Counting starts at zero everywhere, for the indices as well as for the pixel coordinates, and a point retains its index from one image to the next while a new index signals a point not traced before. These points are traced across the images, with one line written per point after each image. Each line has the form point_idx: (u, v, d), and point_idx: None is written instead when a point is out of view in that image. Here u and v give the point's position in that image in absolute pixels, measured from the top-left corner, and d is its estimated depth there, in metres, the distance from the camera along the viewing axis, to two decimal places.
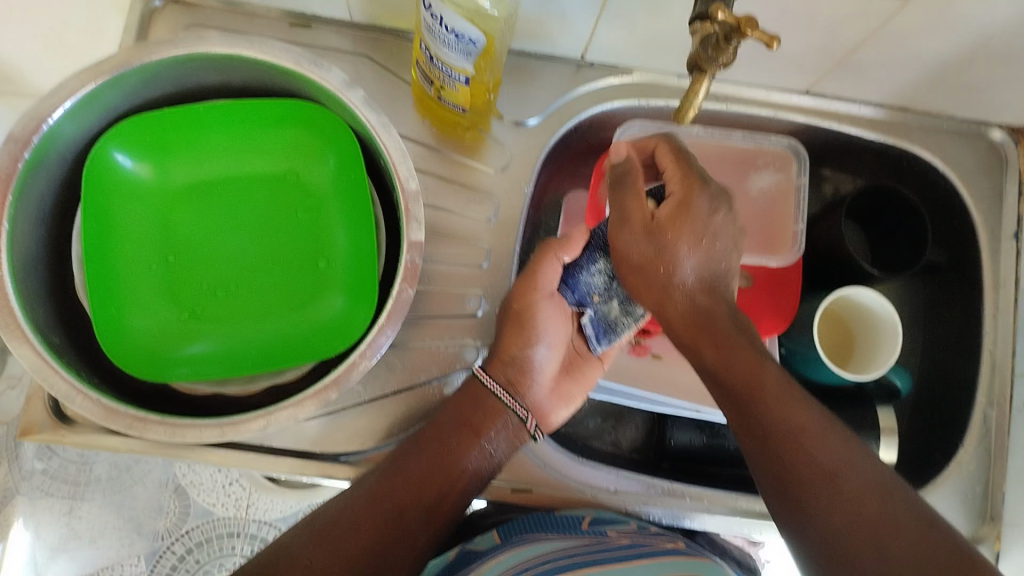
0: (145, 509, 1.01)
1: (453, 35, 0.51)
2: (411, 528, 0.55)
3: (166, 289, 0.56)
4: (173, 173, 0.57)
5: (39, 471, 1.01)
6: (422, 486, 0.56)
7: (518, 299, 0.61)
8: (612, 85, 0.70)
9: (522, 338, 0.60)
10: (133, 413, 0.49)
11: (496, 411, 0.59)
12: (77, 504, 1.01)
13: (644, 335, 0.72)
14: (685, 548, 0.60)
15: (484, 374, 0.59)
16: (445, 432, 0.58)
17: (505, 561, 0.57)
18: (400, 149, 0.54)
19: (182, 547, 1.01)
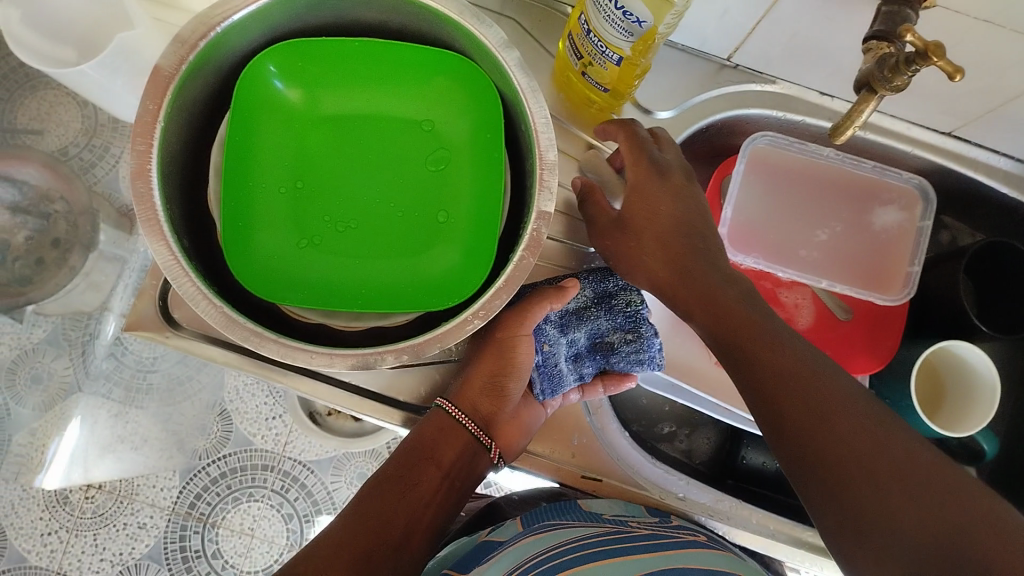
0: (189, 429, 1.07)
1: (621, 11, 0.52)
2: (380, 569, 0.53)
3: (292, 213, 0.56)
4: (318, 101, 0.57)
5: (102, 372, 1.05)
6: (388, 519, 0.55)
7: (502, 329, 0.59)
8: (753, 91, 0.69)
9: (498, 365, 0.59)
10: (250, 326, 0.49)
11: (457, 438, 0.59)
12: (127, 410, 1.06)
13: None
14: (708, 542, 0.60)
15: (455, 409, 0.59)
16: (408, 467, 0.57)
17: (526, 543, 0.57)
18: (547, 120, 0.54)
19: (216, 470, 1.06)
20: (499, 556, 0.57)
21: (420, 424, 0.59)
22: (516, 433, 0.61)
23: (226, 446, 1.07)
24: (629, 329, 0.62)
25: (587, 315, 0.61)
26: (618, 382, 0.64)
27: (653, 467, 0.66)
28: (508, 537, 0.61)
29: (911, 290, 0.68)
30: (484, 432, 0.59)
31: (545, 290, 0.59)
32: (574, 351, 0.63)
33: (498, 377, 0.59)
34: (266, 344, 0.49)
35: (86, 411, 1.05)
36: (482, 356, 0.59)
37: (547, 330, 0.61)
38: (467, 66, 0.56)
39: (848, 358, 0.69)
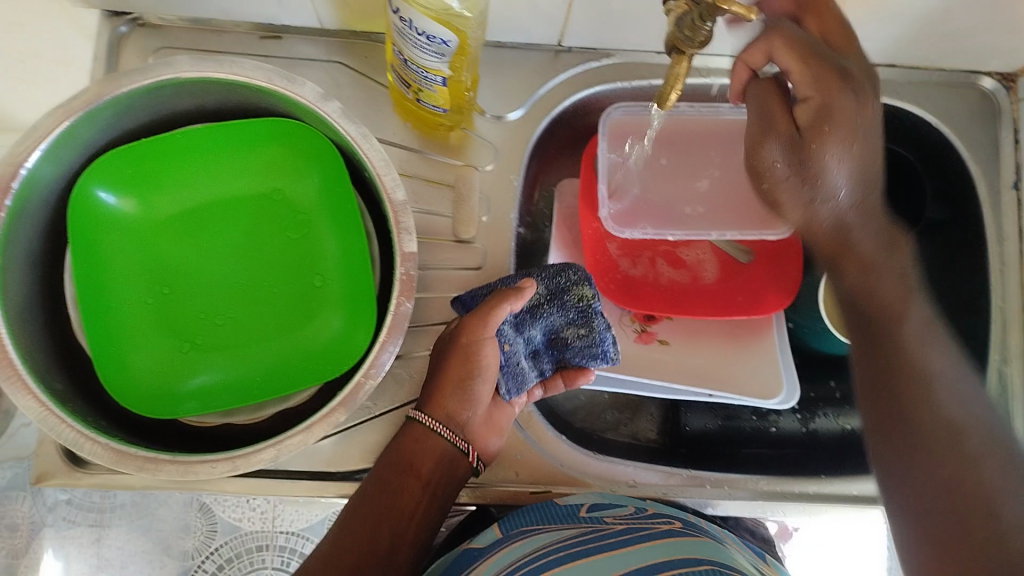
0: (172, 528, 0.84)
1: (424, 37, 0.50)
2: None
3: (164, 322, 0.56)
4: (158, 205, 0.56)
5: (62, 500, 0.82)
6: (372, 539, 0.54)
7: (466, 333, 0.56)
8: (593, 69, 0.68)
9: (466, 371, 0.57)
10: (143, 454, 0.49)
11: (436, 448, 0.57)
12: (104, 532, 0.82)
13: (650, 321, 0.73)
14: (682, 529, 0.57)
15: (427, 417, 0.57)
16: (386, 479, 0.56)
17: (499, 556, 0.56)
18: (386, 161, 0.53)
19: (214, 564, 0.85)
20: (475, 571, 0.57)
21: (396, 439, 0.58)
22: (489, 434, 0.60)
23: (216, 536, 0.85)
24: (582, 325, 0.61)
25: (540, 313, 0.60)
26: (576, 376, 0.63)
27: (601, 460, 0.65)
28: (487, 544, 0.60)
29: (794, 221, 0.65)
30: (461, 438, 0.58)
31: (499, 294, 0.56)
32: (533, 347, 0.62)
33: (469, 380, 0.57)
34: (163, 467, 0.49)
35: (60, 546, 0.82)
36: (446, 363, 0.57)
37: (507, 335, 0.59)
38: (296, 128, 0.56)
39: (761, 297, 0.70)
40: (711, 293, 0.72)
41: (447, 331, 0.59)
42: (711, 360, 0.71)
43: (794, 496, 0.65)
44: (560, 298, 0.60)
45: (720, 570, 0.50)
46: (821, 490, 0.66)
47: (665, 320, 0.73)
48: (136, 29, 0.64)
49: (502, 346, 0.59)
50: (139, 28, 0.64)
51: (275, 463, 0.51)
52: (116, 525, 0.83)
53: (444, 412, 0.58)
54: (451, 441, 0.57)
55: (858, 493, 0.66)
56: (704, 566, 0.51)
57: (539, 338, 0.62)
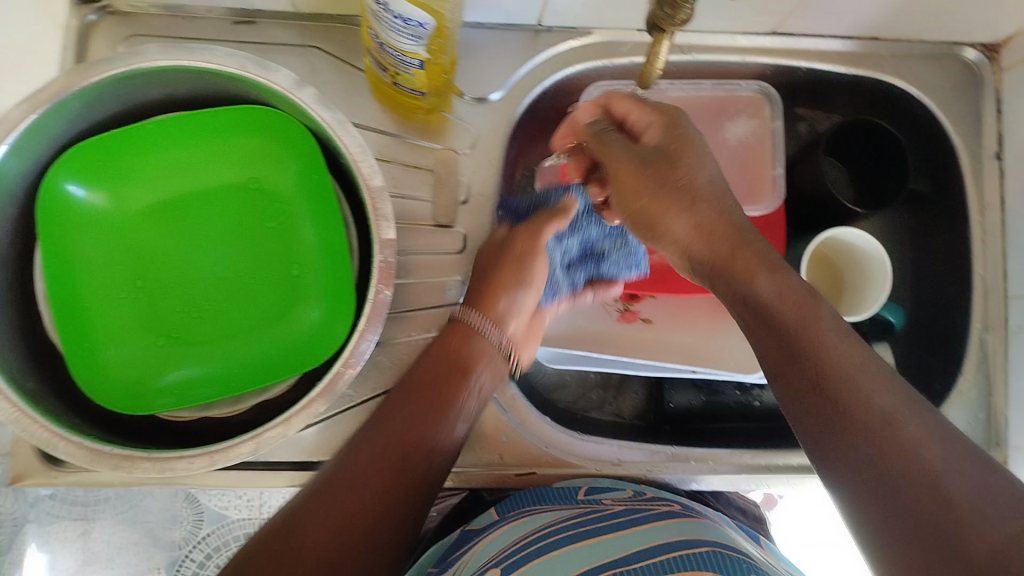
0: (158, 519, 0.83)
1: (400, 19, 0.49)
2: (416, 474, 0.50)
3: (140, 317, 0.54)
4: (130, 197, 0.55)
5: (45, 495, 0.79)
6: (424, 423, 0.53)
7: (522, 243, 0.61)
8: (573, 48, 0.67)
9: (518, 278, 0.61)
10: (120, 453, 0.48)
11: (483, 347, 0.59)
12: (90, 527, 0.81)
13: (633, 300, 0.72)
14: (681, 510, 0.57)
15: (472, 316, 0.60)
16: (437, 371, 0.56)
17: (496, 537, 0.57)
18: (363, 147, 0.52)
19: (202, 553, 0.84)
20: (472, 553, 0.57)
21: (437, 337, 0.59)
22: (528, 341, 0.64)
23: (203, 525, 0.84)
24: (616, 238, 0.64)
25: (585, 222, 0.64)
26: (606, 286, 0.66)
27: (586, 439, 0.65)
28: (486, 526, 0.61)
29: (780, 193, 0.68)
30: (503, 342, 0.60)
31: (549, 213, 0.62)
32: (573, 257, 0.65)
33: (510, 290, 0.61)
34: (140, 465, 0.48)
35: (45, 540, 0.80)
36: (498, 268, 0.60)
37: (556, 247, 0.64)
38: (271, 115, 0.54)
39: None
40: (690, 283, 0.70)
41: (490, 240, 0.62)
42: (694, 338, 0.70)
43: (779, 468, 0.66)
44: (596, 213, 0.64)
45: (720, 551, 0.49)
46: (804, 462, 0.66)
47: (647, 299, 0.72)
48: (105, 17, 0.62)
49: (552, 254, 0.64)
50: (107, 15, 0.62)
51: (255, 457, 0.50)
52: (103, 517, 0.81)
53: (490, 313, 0.60)
54: (496, 345, 0.60)
55: None
56: (704, 548, 0.49)
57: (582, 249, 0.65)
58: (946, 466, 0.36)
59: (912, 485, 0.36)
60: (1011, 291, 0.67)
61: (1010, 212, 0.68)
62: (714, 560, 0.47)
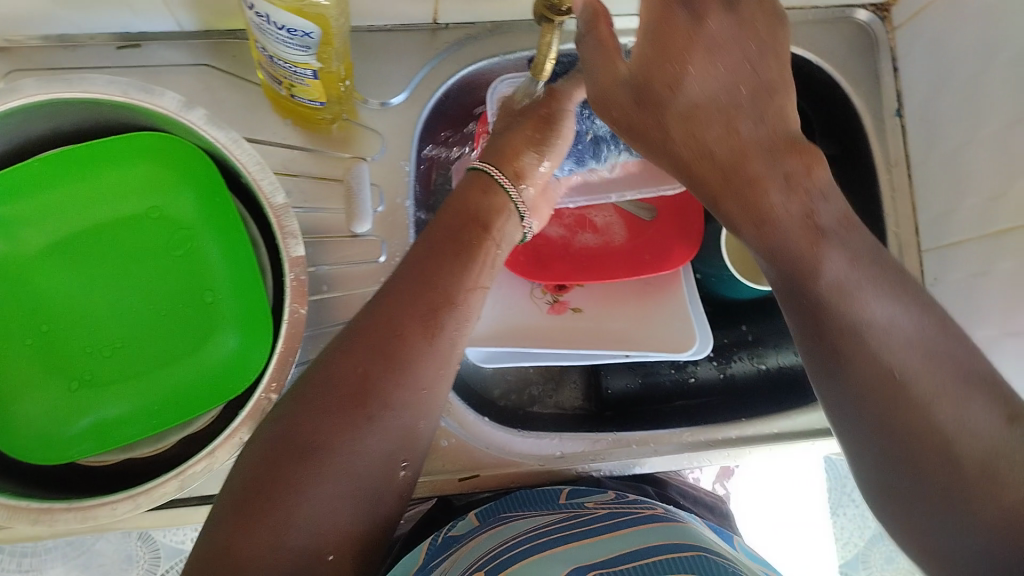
0: (113, 561, 0.81)
1: (284, 30, 0.48)
2: (413, 355, 0.48)
3: (48, 363, 0.52)
4: (23, 241, 0.52)
5: None
6: (426, 295, 0.50)
7: (545, 103, 0.59)
8: (473, 42, 0.67)
9: (541, 137, 0.59)
10: (38, 506, 0.46)
11: (502, 208, 0.57)
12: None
13: (560, 291, 0.72)
14: (665, 514, 0.57)
15: (491, 170, 0.57)
16: (444, 237, 0.53)
17: (482, 540, 0.56)
18: (261, 165, 0.51)
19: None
20: (452, 559, 0.55)
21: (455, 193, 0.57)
22: (541, 203, 0.62)
23: (161, 562, 0.82)
24: None
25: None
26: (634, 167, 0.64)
27: (526, 436, 0.65)
28: (465, 532, 0.59)
29: None
30: (522, 202, 0.58)
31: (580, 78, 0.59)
32: (593, 132, 0.64)
33: (528, 153, 0.58)
34: (62, 516, 0.46)
35: None
36: (515, 127, 0.59)
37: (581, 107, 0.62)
38: (163, 141, 0.53)
39: (669, 250, 0.71)
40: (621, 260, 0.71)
41: (531, 115, 0.59)
42: (624, 322, 0.70)
43: (717, 444, 0.66)
44: None
45: (706, 554, 0.48)
46: (743, 434, 0.67)
47: (575, 289, 0.72)
48: None
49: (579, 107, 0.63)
50: None
51: (182, 494, 0.49)
52: (52, 568, 0.80)
53: (509, 168, 0.58)
54: (514, 203, 0.57)
55: (780, 429, 0.67)
56: (691, 553, 0.48)
57: (598, 131, 0.64)
58: (958, 429, 0.41)
59: (924, 452, 0.42)
60: (924, 246, 0.68)
61: (916, 166, 0.69)
62: (694, 565, 0.46)
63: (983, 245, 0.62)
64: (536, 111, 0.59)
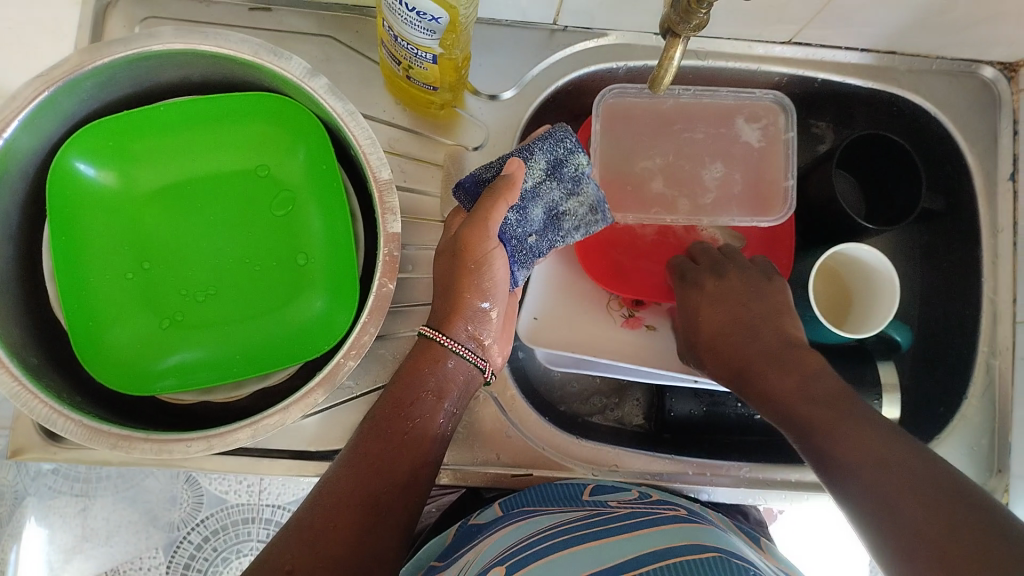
0: (157, 499, 0.81)
1: (414, 12, 0.49)
2: (387, 510, 0.49)
3: (143, 299, 0.55)
4: (139, 179, 0.55)
5: (47, 470, 0.79)
6: (389, 459, 0.50)
7: (472, 245, 0.54)
8: (588, 49, 0.67)
9: (478, 285, 0.55)
10: (117, 433, 0.48)
11: (453, 373, 0.55)
12: (90, 503, 0.80)
13: (638, 306, 0.71)
14: (688, 516, 0.56)
15: (440, 334, 0.55)
16: (402, 399, 0.53)
17: (502, 535, 0.55)
18: (371, 139, 0.52)
19: (200, 536, 0.81)
20: (477, 548, 0.55)
21: (406, 362, 0.56)
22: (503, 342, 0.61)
23: (202, 508, 0.81)
24: (580, 193, 0.58)
25: (539, 190, 0.57)
26: None
27: (583, 441, 0.65)
28: (487, 522, 0.59)
29: (791, 204, 0.65)
30: (477, 355, 0.57)
31: (491, 188, 0.54)
32: (534, 231, 0.58)
33: (474, 306, 0.56)
34: (138, 446, 0.48)
35: (44, 515, 0.79)
36: (460, 284, 0.55)
37: (517, 237, 0.57)
38: (282, 104, 0.55)
39: None
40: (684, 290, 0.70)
41: (461, 272, 0.55)
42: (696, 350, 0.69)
43: (777, 483, 0.65)
44: (558, 174, 0.57)
45: (726, 557, 0.47)
46: (803, 478, 0.66)
47: (653, 305, 0.71)
48: None
49: (505, 249, 0.57)
50: None
51: (253, 443, 0.50)
52: (103, 495, 0.80)
53: (456, 333, 0.56)
54: (469, 361, 0.56)
55: None
56: (709, 554, 0.47)
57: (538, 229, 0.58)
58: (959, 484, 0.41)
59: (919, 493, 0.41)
60: (1019, 317, 0.66)
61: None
62: (717, 565, 0.45)
63: None
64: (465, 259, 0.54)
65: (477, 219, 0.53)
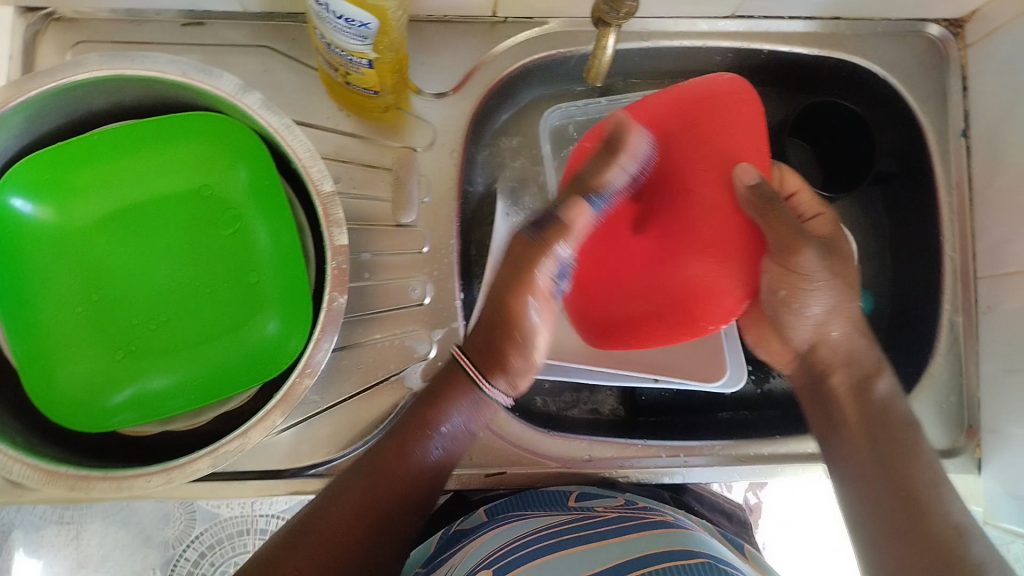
0: (149, 519, 0.76)
1: (341, 19, 0.49)
2: (396, 522, 0.51)
3: (96, 333, 0.53)
4: (79, 210, 0.54)
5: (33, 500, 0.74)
6: (414, 481, 0.51)
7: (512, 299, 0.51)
8: (529, 39, 0.66)
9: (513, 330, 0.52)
10: (74, 473, 0.48)
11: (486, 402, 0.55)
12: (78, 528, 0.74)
13: None
14: (675, 521, 0.56)
15: (478, 374, 0.53)
16: (439, 410, 0.53)
17: (490, 537, 0.56)
18: (310, 152, 0.52)
19: (196, 552, 0.76)
20: (463, 550, 0.56)
21: (435, 380, 0.54)
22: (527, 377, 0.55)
23: (195, 524, 0.76)
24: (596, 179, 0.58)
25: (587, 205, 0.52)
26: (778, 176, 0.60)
27: (553, 435, 0.64)
28: (474, 527, 0.60)
29: None
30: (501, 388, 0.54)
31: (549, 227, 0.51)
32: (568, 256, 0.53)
33: (516, 354, 0.53)
34: (98, 484, 0.48)
35: (35, 546, 0.73)
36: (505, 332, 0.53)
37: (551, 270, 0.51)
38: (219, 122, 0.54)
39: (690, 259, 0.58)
40: (655, 273, 0.56)
41: (508, 329, 0.52)
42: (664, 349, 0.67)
43: (750, 458, 0.65)
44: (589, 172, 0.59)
45: (712, 563, 0.47)
46: (777, 452, 0.66)
47: None
48: (51, 23, 0.61)
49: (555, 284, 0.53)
50: (54, 22, 0.61)
51: (214, 471, 0.50)
52: (92, 519, 0.75)
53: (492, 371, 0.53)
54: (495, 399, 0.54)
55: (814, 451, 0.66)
56: (697, 559, 0.47)
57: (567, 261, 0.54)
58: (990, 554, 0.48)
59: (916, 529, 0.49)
60: (980, 273, 0.67)
61: (978, 190, 0.67)
62: (701, 570, 0.45)
63: None
64: (509, 322, 0.52)
65: (520, 285, 0.51)
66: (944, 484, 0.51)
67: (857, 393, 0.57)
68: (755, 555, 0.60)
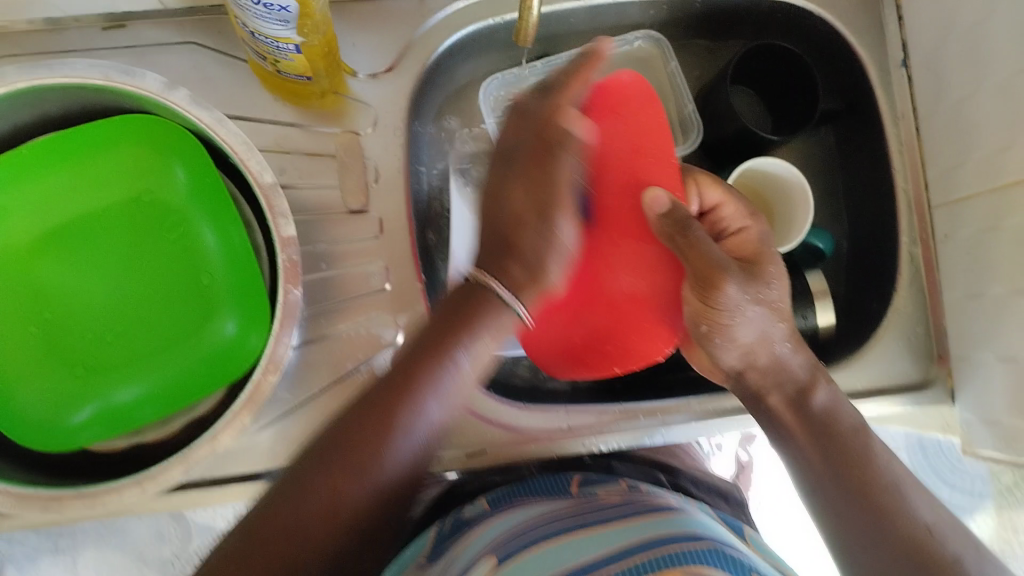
0: (144, 540, 0.78)
1: (261, 5, 0.47)
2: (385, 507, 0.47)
3: (48, 353, 0.52)
4: (16, 229, 0.52)
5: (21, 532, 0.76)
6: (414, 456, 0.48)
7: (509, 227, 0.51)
8: (463, 11, 0.65)
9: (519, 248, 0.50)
10: (46, 494, 0.46)
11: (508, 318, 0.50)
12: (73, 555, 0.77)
13: None
14: (676, 505, 0.56)
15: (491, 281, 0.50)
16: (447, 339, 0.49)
17: (491, 529, 0.56)
18: (246, 143, 0.51)
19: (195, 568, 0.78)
20: (464, 542, 0.56)
21: (454, 307, 0.50)
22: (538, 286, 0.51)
23: (190, 540, 0.78)
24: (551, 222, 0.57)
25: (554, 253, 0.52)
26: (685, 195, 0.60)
27: (532, 410, 0.63)
28: (474, 516, 0.60)
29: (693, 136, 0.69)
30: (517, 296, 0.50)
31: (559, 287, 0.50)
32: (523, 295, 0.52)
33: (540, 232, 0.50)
34: (68, 504, 0.46)
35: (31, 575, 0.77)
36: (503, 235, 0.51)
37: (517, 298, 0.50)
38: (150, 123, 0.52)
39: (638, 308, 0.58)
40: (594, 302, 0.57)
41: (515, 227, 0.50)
42: None
43: (727, 411, 0.65)
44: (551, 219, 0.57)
45: (719, 549, 0.46)
46: None
47: None
48: None
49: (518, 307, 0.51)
50: None
51: (188, 477, 0.49)
52: (86, 547, 0.77)
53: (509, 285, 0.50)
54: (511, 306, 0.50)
55: None
56: (704, 544, 0.47)
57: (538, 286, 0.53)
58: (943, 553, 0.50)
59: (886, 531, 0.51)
60: (933, 202, 0.67)
61: (924, 120, 0.67)
62: (708, 558, 0.44)
63: (988, 201, 0.60)
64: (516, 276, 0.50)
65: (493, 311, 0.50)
66: (902, 488, 0.53)
67: (796, 407, 0.56)
68: (755, 538, 0.59)
